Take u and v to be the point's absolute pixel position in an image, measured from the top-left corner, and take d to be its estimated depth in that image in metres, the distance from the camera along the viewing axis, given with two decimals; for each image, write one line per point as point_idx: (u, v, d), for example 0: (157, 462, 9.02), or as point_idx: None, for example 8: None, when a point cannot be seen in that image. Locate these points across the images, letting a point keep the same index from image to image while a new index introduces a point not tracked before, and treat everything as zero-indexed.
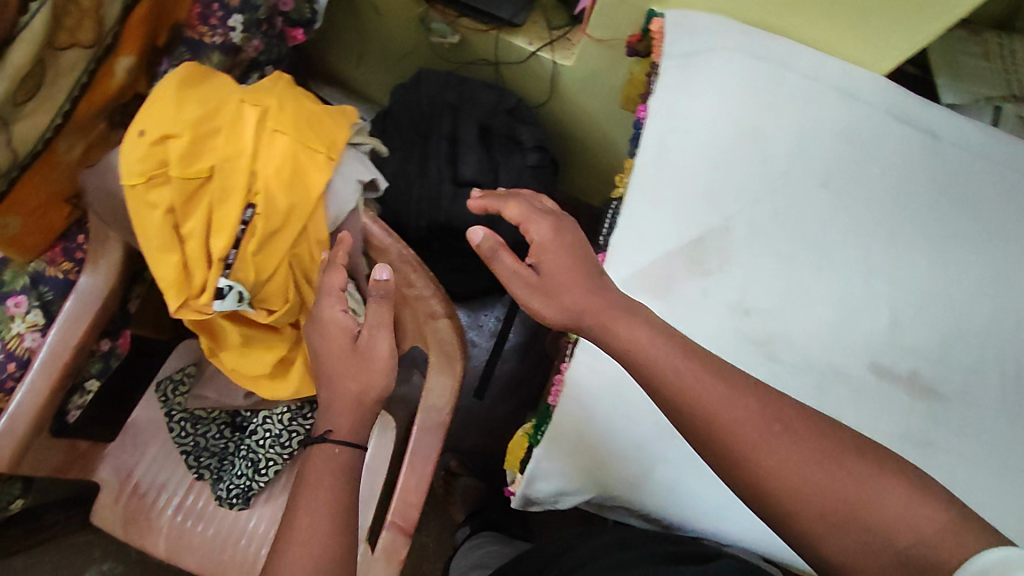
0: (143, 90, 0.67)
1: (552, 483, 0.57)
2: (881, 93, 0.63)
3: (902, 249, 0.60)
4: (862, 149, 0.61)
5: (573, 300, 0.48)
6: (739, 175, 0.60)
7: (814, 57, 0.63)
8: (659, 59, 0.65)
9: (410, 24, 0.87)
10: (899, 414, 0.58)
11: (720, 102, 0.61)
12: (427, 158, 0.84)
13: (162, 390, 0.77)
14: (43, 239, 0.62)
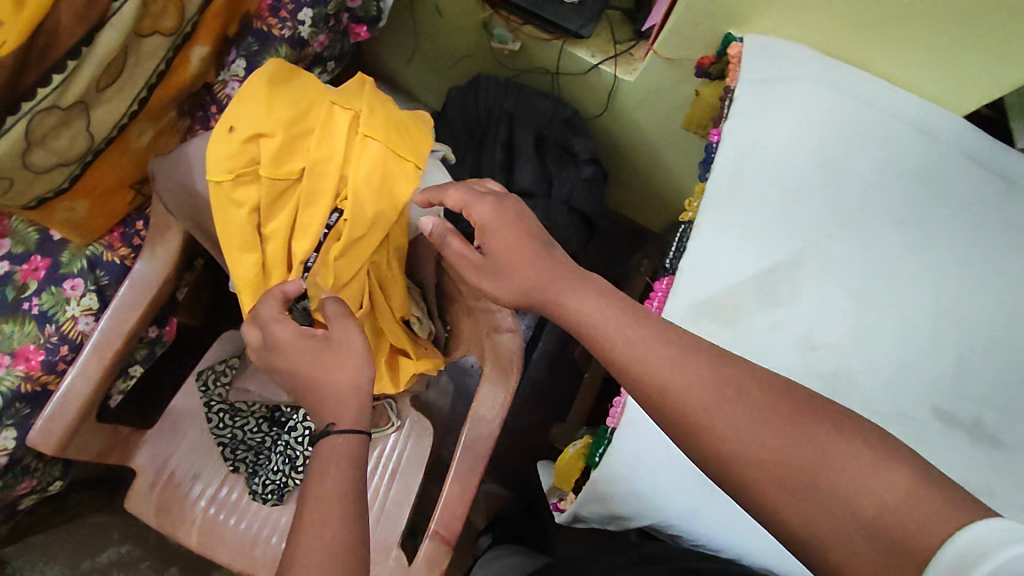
0: (210, 79, 0.68)
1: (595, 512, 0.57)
2: (959, 134, 0.61)
3: (975, 292, 0.57)
4: (940, 189, 0.59)
5: (626, 325, 0.45)
6: (811, 209, 0.59)
7: (890, 93, 0.62)
8: (734, 84, 0.64)
9: (471, 29, 0.86)
10: (964, 464, 0.54)
11: (798, 132, 0.60)
12: (481, 165, 0.84)
13: (202, 379, 0.75)
14: (105, 222, 0.63)
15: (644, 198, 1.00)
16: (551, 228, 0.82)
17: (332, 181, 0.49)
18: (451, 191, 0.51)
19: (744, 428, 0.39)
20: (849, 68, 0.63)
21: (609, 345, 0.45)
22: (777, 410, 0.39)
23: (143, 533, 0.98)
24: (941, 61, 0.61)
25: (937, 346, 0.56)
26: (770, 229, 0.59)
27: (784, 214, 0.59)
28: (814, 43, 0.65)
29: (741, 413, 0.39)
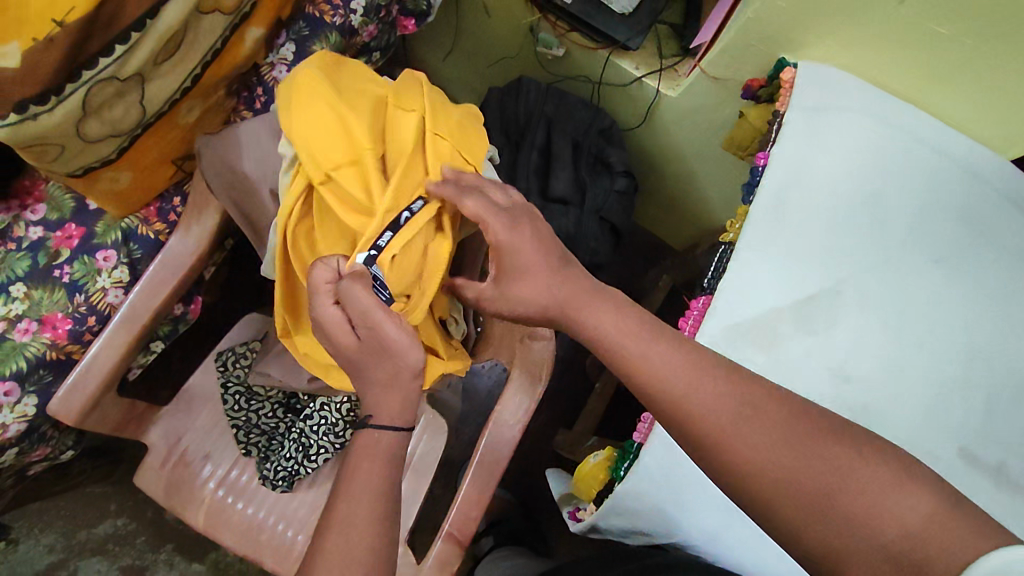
0: (260, 60, 0.68)
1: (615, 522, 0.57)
2: (1005, 177, 0.61)
3: (1011, 335, 0.56)
4: (981, 231, 0.59)
5: (667, 355, 0.44)
6: (853, 239, 0.58)
7: (938, 131, 0.62)
8: (784, 109, 0.64)
9: (516, 31, 0.86)
10: (984, 501, 0.53)
11: (845, 162, 0.60)
12: (516, 166, 0.83)
13: (221, 360, 0.73)
14: (143, 195, 0.63)
15: (673, 214, 0.99)
16: (580, 236, 0.82)
17: (413, 175, 0.50)
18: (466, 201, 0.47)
19: (777, 456, 0.39)
20: (898, 103, 0.63)
21: (634, 361, 0.44)
22: (823, 442, 0.39)
23: (140, 508, 0.96)
24: (994, 104, 0.61)
25: (966, 388, 0.55)
26: (806, 255, 0.58)
27: (824, 242, 0.58)
28: (865, 75, 0.65)
29: (775, 439, 0.39)
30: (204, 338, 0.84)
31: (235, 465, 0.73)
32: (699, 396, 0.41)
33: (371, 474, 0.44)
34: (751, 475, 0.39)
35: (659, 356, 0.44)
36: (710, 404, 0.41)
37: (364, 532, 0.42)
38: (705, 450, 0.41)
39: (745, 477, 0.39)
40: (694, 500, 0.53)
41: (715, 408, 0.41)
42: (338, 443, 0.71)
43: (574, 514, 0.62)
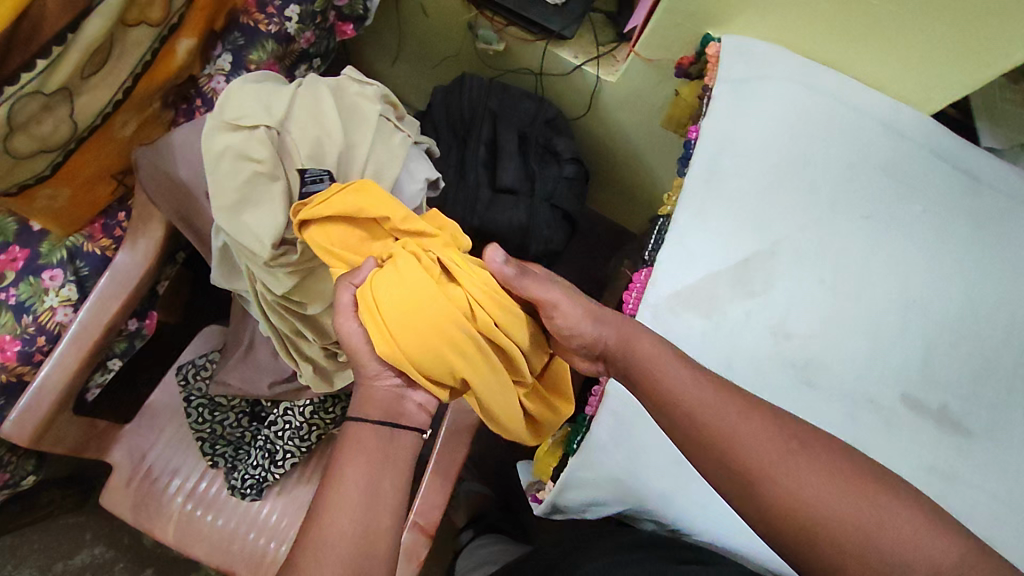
0: (196, 73, 0.69)
1: (582, 491, 0.56)
2: (925, 134, 0.64)
3: (943, 283, 0.58)
4: (905, 183, 0.61)
5: (711, 397, 0.42)
6: (786, 201, 0.60)
7: (858, 93, 0.65)
8: (712, 83, 0.66)
9: (456, 29, 0.88)
10: (927, 446, 0.54)
11: (772, 128, 0.62)
12: (464, 163, 0.83)
13: (183, 373, 0.73)
14: (87, 214, 0.63)
15: (625, 199, 1.01)
16: (533, 224, 0.82)
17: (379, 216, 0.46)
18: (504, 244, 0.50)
19: (818, 488, 0.38)
20: (821, 70, 0.65)
21: (678, 397, 0.43)
22: (852, 473, 0.39)
23: (117, 534, 0.95)
24: (910, 62, 0.63)
25: (903, 337, 0.56)
26: (743, 223, 0.59)
27: (761, 210, 0.59)
28: (788, 44, 0.67)
29: (820, 473, 0.39)
30: (167, 356, 0.84)
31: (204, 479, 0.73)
32: (741, 427, 0.41)
33: (357, 472, 0.42)
34: (768, 492, 0.39)
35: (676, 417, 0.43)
36: (739, 427, 0.41)
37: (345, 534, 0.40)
38: (711, 456, 0.41)
39: (736, 467, 0.40)
40: (651, 455, 0.53)
41: (766, 444, 0.40)
42: (304, 447, 0.71)
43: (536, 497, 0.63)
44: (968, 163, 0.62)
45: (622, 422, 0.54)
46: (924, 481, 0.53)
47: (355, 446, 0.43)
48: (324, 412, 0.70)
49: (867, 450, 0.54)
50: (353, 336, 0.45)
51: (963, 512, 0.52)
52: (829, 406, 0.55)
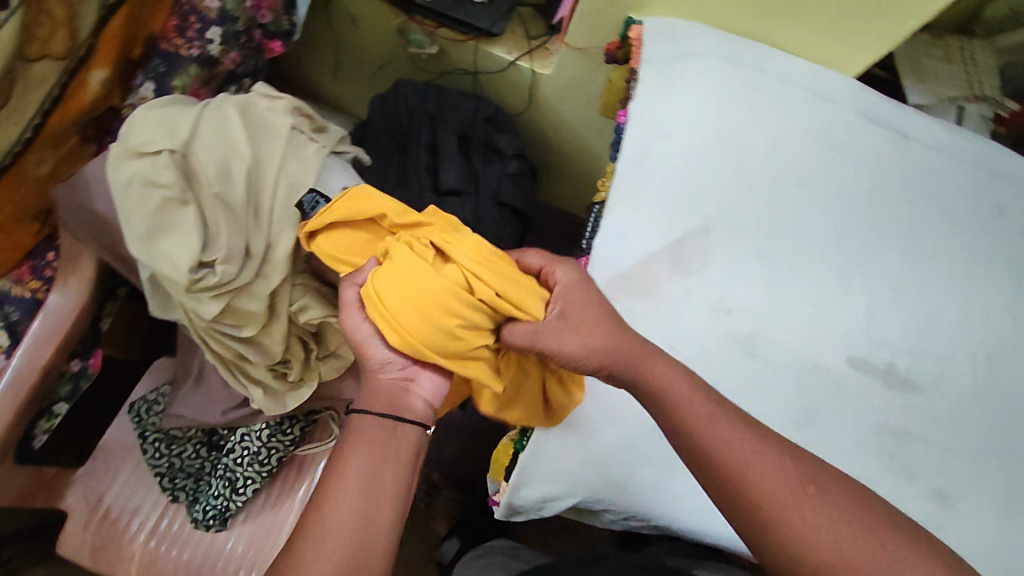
0: (117, 104, 0.66)
1: (537, 490, 0.54)
2: (853, 96, 0.63)
3: (879, 243, 0.58)
4: (835, 148, 0.61)
5: (731, 436, 0.42)
6: (717, 177, 0.59)
7: (784, 60, 0.64)
8: (637, 65, 0.65)
9: (387, 36, 0.87)
10: (877, 407, 0.54)
11: (699, 104, 0.61)
12: (406, 167, 0.83)
13: (134, 411, 0.72)
14: (12, 257, 0.61)
15: (574, 192, 1.01)
16: (479, 224, 0.82)
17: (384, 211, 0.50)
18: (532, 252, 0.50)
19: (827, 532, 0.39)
20: (745, 42, 0.65)
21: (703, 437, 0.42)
22: (859, 507, 0.40)
23: None
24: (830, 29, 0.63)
25: (845, 301, 0.56)
26: (677, 205, 0.59)
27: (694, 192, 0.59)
28: (708, 19, 0.67)
29: (830, 519, 0.40)
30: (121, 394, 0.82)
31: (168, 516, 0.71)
32: (758, 474, 0.40)
33: (364, 462, 0.43)
34: (770, 533, 0.40)
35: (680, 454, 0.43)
36: (748, 468, 0.41)
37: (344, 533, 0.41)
38: (723, 488, 0.41)
39: (750, 506, 0.40)
40: (606, 442, 0.53)
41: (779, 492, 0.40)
42: (265, 471, 0.70)
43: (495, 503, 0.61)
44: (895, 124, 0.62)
45: (573, 412, 0.54)
46: (876, 441, 0.53)
47: (361, 438, 0.44)
48: (281, 434, 0.69)
49: (819, 417, 0.54)
50: (362, 333, 0.47)
51: (914, 467, 0.53)
52: (778, 377, 0.55)
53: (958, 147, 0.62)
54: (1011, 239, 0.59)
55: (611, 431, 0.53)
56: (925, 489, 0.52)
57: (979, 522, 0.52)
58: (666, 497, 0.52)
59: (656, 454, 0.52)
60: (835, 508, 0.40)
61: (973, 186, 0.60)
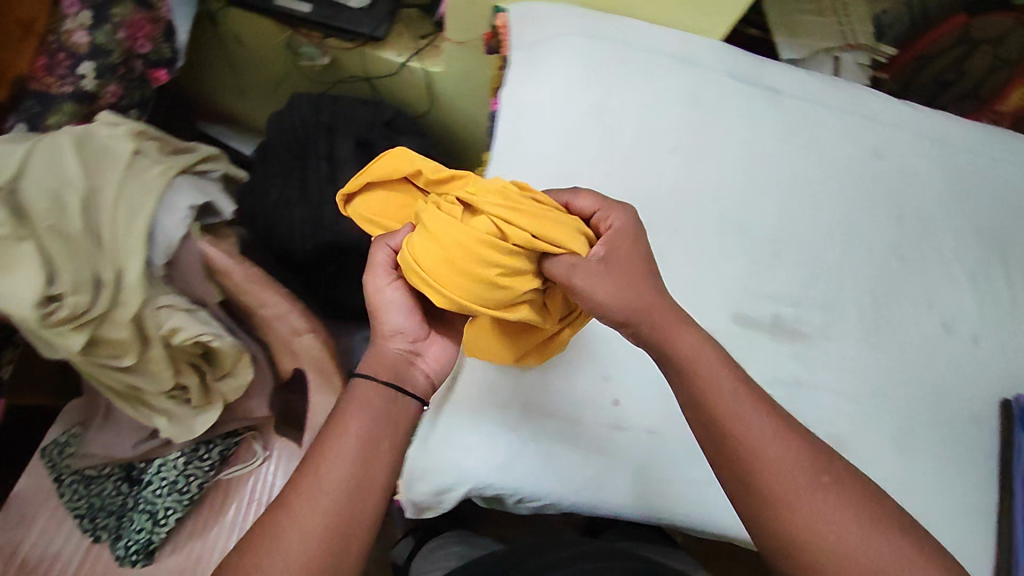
0: None
1: (426, 485, 0.53)
2: (720, 58, 0.63)
3: (749, 193, 0.59)
4: (702, 112, 0.61)
5: (762, 434, 0.39)
6: (588, 154, 0.59)
7: (650, 31, 0.64)
8: (507, 52, 0.65)
9: (277, 51, 0.86)
10: (767, 357, 0.54)
11: (567, 84, 0.61)
12: (306, 181, 0.80)
13: (47, 455, 0.71)
14: None
15: None
16: None
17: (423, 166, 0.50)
18: (583, 194, 0.46)
19: (826, 516, 0.37)
20: (607, 18, 0.64)
21: (738, 437, 0.39)
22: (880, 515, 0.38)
23: None
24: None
25: (721, 253, 0.57)
26: (557, 184, 0.58)
27: (571, 171, 0.59)
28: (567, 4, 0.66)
29: (854, 522, 0.37)
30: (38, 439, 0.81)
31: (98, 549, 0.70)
32: (770, 452, 0.39)
33: (365, 425, 0.43)
34: (768, 520, 0.38)
35: (701, 432, 0.41)
36: (765, 447, 0.39)
37: (329, 503, 0.40)
38: (744, 481, 0.39)
39: (761, 490, 0.38)
40: (486, 421, 0.53)
41: (791, 480, 0.38)
42: (187, 499, 0.68)
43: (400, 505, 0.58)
44: (756, 74, 0.63)
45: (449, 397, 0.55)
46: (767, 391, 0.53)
47: (361, 396, 0.45)
48: (199, 458, 0.68)
49: None
50: (388, 302, 0.47)
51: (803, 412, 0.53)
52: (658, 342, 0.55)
53: (826, 97, 0.63)
54: (885, 180, 0.61)
55: (491, 411, 0.54)
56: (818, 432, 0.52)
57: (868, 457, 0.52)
58: (553, 469, 0.53)
59: (539, 430, 0.54)
60: (860, 521, 0.37)
61: (840, 132, 0.62)
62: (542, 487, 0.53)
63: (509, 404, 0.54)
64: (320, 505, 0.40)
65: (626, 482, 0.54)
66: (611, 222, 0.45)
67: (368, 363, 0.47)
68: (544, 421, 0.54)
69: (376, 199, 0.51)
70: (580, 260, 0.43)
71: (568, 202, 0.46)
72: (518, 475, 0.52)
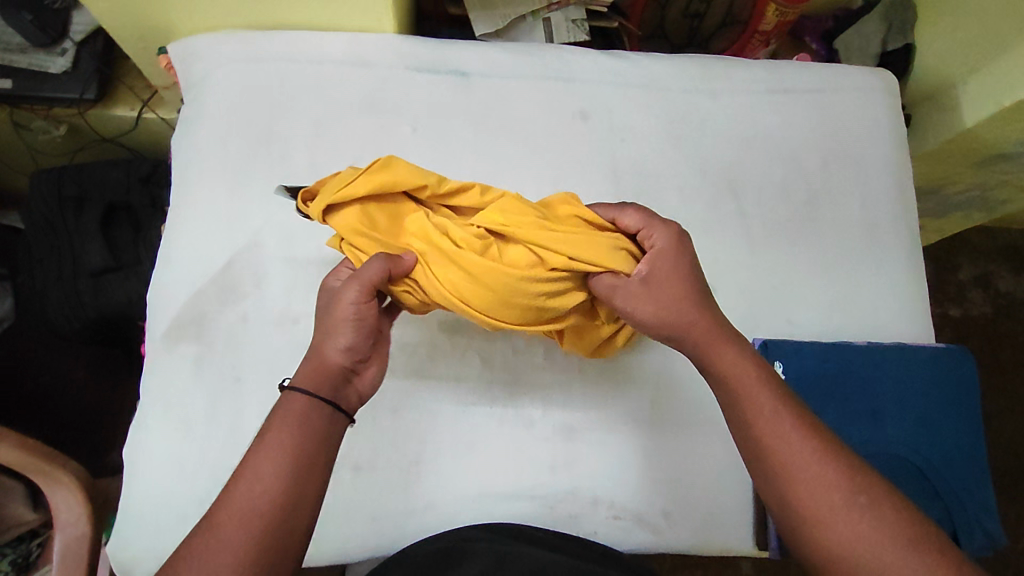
0: (34, 100, 1.05)
1: (417, 413, 0.77)
2: (660, 101, 0.89)
3: (684, 218, 0.85)
4: (648, 152, 0.87)
5: (803, 453, 0.55)
6: (539, 162, 0.85)
7: (522, 70, 0.88)
8: (376, 66, 0.86)
9: None
10: (536, 357, 0.80)
11: (524, 106, 0.87)
12: None
13: None
14: None
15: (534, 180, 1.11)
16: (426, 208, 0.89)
17: (579, 213, 0.69)
18: (662, 236, 0.67)
19: (873, 535, 0.52)
20: (564, 53, 0.90)
21: (776, 442, 0.56)
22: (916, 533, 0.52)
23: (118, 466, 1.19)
24: (628, 75, 0.90)
25: None
26: (460, 173, 0.84)
27: (488, 159, 0.85)
28: (504, 44, 0.90)
29: (875, 529, 0.52)
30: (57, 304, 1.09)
31: (58, 463, 0.83)
32: (801, 466, 0.55)
33: (730, 350, 0.62)
34: (810, 524, 0.54)
35: (792, 447, 0.56)
36: (805, 465, 0.55)
37: (756, 404, 0.58)
38: (764, 468, 0.57)
39: (793, 494, 0.55)
40: (461, 370, 0.78)
41: (813, 485, 0.54)
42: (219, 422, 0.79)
43: (391, 429, 0.77)
44: (693, 103, 0.89)
45: (403, 351, 0.78)
46: (528, 375, 0.79)
47: (727, 374, 0.61)
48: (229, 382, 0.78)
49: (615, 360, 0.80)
50: (666, 287, 0.65)
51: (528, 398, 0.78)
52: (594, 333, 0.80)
53: (744, 162, 0.88)
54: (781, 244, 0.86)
55: (400, 366, 0.78)
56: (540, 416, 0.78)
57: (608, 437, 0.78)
58: (517, 408, 0.78)
59: (503, 381, 0.79)
60: (867, 534, 0.52)
61: (707, 192, 0.87)
62: (505, 419, 0.78)
63: (536, 368, 0.79)
64: (746, 400, 0.59)
65: (585, 432, 0.78)
66: (687, 271, 0.65)
67: (667, 293, 0.65)
68: (407, 436, 0.76)
69: (558, 215, 0.69)
70: (637, 292, 0.65)
71: (653, 245, 0.67)
72: (489, 410, 0.78)
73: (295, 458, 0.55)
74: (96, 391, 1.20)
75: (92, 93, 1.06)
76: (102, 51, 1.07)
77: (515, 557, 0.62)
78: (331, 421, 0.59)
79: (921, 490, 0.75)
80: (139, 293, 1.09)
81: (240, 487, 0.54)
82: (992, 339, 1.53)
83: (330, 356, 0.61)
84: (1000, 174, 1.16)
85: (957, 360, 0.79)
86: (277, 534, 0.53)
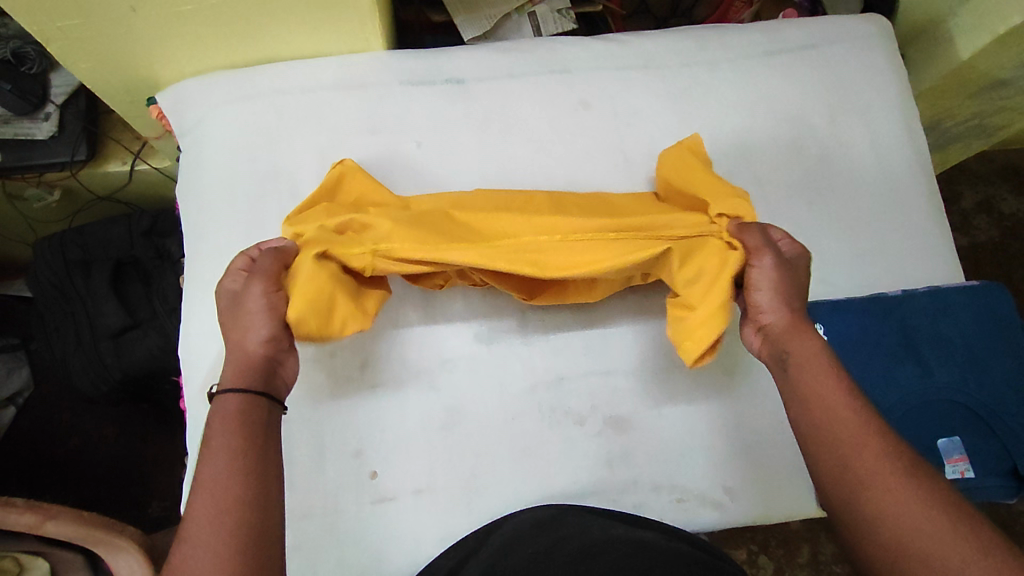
0: (24, 168, 1.03)
1: (466, 426, 0.76)
2: (657, 79, 0.88)
3: None
4: (655, 132, 0.87)
5: (854, 429, 0.57)
6: (549, 156, 0.85)
7: (516, 67, 0.87)
8: (373, 85, 0.85)
9: None
10: (576, 357, 0.80)
11: (523, 104, 0.86)
12: None
13: None
14: None
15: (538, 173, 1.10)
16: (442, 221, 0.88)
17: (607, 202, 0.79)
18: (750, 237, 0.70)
19: (926, 517, 0.51)
20: (555, 45, 0.89)
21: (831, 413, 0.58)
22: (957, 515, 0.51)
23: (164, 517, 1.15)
24: (625, 59, 0.89)
25: None
26: (473, 180, 0.83)
27: (497, 162, 0.84)
28: (492, 45, 0.89)
29: (919, 508, 0.51)
30: (75, 370, 1.05)
31: (114, 529, 0.82)
32: (863, 451, 0.55)
33: (808, 347, 0.63)
34: (873, 518, 0.53)
35: (849, 425, 0.57)
36: (868, 450, 0.55)
37: (826, 378, 0.60)
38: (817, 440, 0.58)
39: (854, 479, 0.54)
40: (507, 376, 0.78)
41: (876, 471, 0.54)
42: None
43: (444, 445, 0.75)
44: (693, 77, 0.89)
45: (444, 367, 0.78)
46: (570, 375, 0.79)
47: (798, 365, 0.62)
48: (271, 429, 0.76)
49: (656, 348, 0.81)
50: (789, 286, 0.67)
51: (574, 397, 0.78)
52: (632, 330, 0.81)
53: (750, 128, 0.88)
54: (800, 205, 0.86)
55: (444, 381, 0.77)
56: (590, 414, 0.78)
57: (659, 424, 0.78)
58: (564, 407, 0.78)
59: (551, 384, 0.78)
60: (904, 514, 0.51)
61: (718, 163, 0.86)
62: (553, 420, 0.77)
63: (578, 370, 0.79)
64: (820, 384, 0.60)
65: (639, 421, 0.78)
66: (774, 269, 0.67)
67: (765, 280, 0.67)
68: (462, 452, 0.75)
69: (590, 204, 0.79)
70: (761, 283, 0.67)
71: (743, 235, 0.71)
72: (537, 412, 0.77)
73: (249, 451, 0.57)
74: (121, 449, 1.17)
75: (83, 151, 1.04)
76: (89, 107, 1.06)
77: (568, 537, 0.59)
78: (273, 411, 0.62)
79: (974, 429, 0.76)
80: (161, 347, 1.05)
81: (196, 504, 0.54)
82: (1007, 261, 1.50)
83: (251, 354, 0.63)
84: (996, 100, 1.14)
85: (991, 295, 0.80)
86: (257, 527, 0.53)
